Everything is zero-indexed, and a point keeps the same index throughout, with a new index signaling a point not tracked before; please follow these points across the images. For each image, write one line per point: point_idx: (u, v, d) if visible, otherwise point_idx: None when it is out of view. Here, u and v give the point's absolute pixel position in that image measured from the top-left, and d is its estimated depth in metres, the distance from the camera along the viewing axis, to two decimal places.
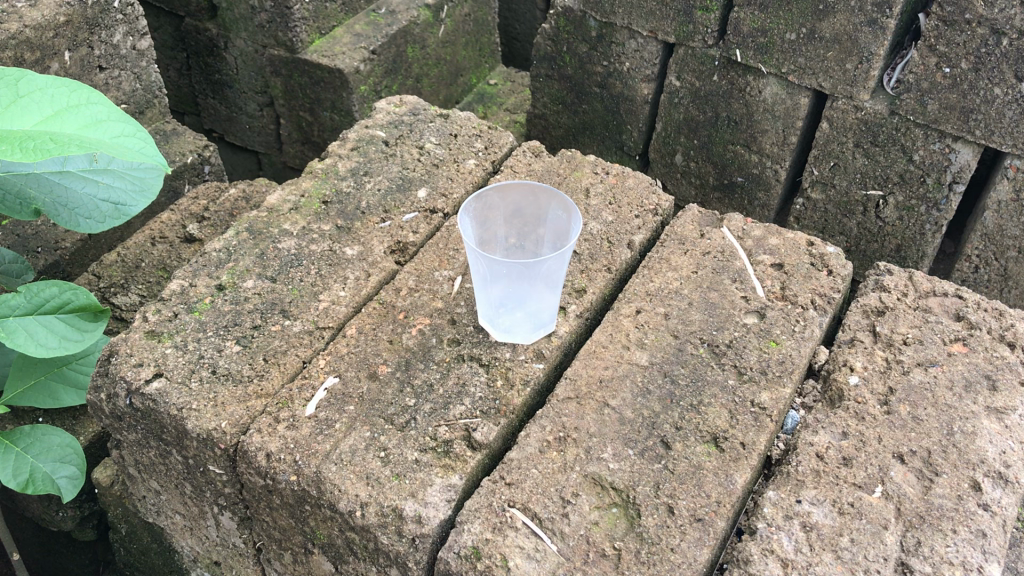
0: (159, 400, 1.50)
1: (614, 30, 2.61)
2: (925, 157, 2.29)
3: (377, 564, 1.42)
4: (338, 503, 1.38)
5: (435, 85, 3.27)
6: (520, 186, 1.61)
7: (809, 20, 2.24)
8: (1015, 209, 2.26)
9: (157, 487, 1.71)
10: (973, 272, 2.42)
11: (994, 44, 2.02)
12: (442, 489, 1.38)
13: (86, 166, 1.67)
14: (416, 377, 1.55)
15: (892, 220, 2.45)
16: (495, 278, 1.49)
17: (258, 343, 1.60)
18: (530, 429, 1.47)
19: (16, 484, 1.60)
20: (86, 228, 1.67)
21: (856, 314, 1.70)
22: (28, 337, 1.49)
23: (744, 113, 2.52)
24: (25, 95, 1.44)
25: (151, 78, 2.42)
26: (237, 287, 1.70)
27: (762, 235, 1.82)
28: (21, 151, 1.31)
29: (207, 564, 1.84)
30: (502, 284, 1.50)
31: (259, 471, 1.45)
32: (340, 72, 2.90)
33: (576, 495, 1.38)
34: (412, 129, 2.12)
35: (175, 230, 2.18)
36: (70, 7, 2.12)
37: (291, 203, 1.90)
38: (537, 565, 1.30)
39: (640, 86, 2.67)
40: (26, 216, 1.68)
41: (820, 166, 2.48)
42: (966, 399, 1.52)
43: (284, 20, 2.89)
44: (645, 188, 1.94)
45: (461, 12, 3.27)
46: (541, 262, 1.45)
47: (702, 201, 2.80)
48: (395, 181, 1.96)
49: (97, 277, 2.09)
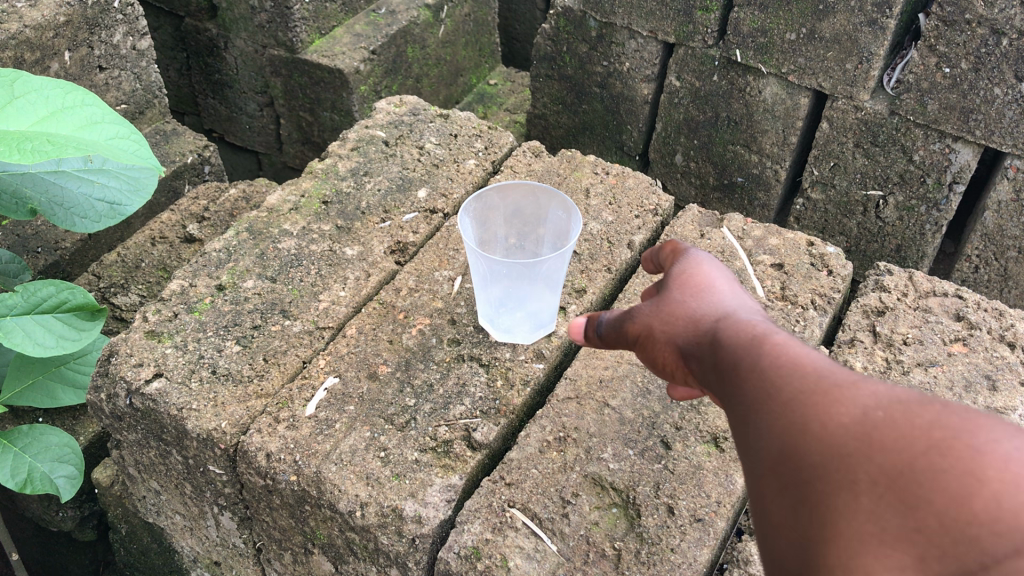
0: (159, 400, 1.50)
1: (614, 30, 2.62)
2: (925, 157, 2.29)
3: (377, 564, 1.42)
4: (338, 502, 1.38)
5: (434, 85, 3.28)
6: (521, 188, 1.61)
7: (809, 20, 2.24)
8: (1015, 209, 2.26)
9: (157, 487, 1.71)
10: (973, 272, 2.42)
11: (994, 44, 2.02)
12: (442, 489, 1.38)
13: (81, 166, 1.67)
14: (416, 377, 1.55)
15: (892, 220, 2.45)
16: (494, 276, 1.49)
17: (258, 343, 1.60)
18: (530, 429, 1.47)
19: (15, 483, 1.60)
20: (80, 228, 1.67)
21: (856, 314, 1.70)
22: (25, 336, 1.49)
23: (744, 113, 2.53)
24: (20, 95, 1.42)
25: (151, 78, 2.42)
26: (237, 287, 1.70)
27: (762, 235, 1.82)
28: (20, 152, 1.30)
29: (207, 564, 1.85)
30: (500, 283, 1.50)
31: (259, 472, 1.45)
32: (340, 72, 2.89)
33: (576, 495, 1.38)
34: (412, 130, 2.13)
35: (175, 230, 2.18)
36: (70, 7, 2.12)
37: (291, 203, 1.90)
38: (537, 565, 1.29)
39: (640, 86, 2.68)
40: (22, 216, 1.67)
41: (820, 166, 2.48)
42: (966, 399, 1.52)
43: (284, 19, 2.88)
44: (645, 188, 1.94)
45: (461, 12, 3.27)
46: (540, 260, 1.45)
47: (702, 202, 2.81)
48: (395, 181, 1.97)
49: (96, 277, 2.09)
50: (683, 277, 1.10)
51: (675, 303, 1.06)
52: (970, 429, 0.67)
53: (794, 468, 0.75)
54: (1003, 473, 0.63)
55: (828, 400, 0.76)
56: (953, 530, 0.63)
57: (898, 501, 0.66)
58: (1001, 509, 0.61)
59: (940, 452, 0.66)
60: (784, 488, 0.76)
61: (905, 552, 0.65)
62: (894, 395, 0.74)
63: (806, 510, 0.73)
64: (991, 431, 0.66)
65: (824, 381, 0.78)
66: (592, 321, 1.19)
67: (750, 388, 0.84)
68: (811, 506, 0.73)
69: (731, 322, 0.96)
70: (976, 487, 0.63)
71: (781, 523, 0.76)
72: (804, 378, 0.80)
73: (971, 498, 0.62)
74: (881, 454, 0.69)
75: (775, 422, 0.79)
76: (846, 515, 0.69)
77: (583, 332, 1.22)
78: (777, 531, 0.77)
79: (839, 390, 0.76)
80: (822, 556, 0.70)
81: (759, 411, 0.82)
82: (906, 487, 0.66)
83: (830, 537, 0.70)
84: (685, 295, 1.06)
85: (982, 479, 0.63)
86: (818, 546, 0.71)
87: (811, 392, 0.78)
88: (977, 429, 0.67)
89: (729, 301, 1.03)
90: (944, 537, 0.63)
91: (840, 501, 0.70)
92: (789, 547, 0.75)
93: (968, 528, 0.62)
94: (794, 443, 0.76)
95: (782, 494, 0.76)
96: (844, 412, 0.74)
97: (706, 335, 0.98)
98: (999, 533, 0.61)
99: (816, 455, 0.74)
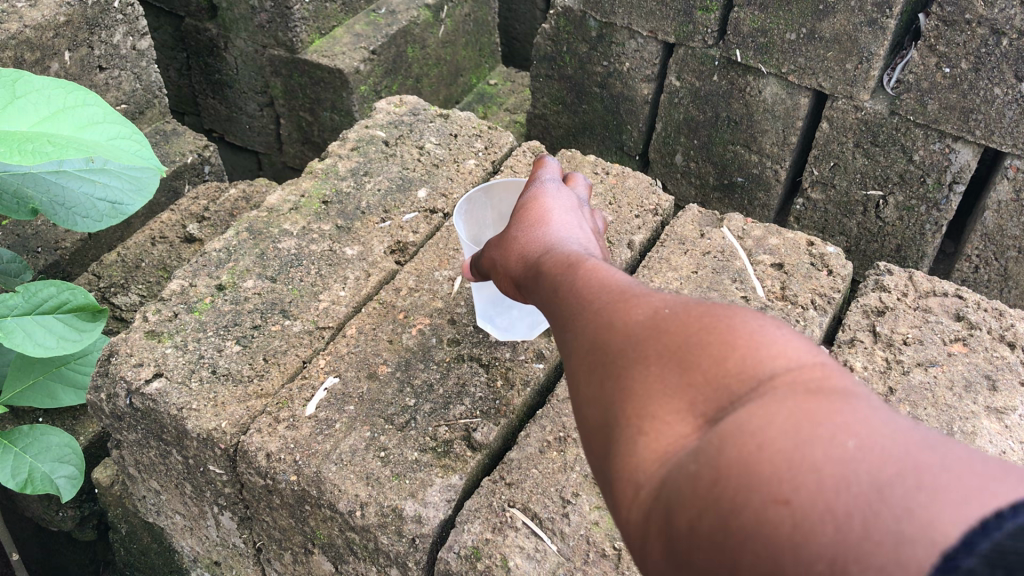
0: (159, 400, 1.50)
1: (614, 30, 2.61)
2: (925, 157, 2.29)
3: (377, 564, 1.42)
4: (338, 503, 1.38)
5: (434, 85, 3.28)
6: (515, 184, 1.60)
7: (808, 20, 2.24)
8: (1015, 209, 2.26)
9: (157, 487, 1.71)
10: (973, 272, 2.42)
11: (994, 44, 2.02)
12: (442, 489, 1.38)
13: (82, 166, 1.66)
14: (416, 377, 1.55)
15: (892, 220, 2.45)
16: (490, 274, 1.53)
17: (258, 343, 1.60)
18: (530, 429, 1.47)
19: (15, 483, 1.60)
20: (82, 227, 1.66)
21: (856, 314, 1.69)
22: (26, 337, 1.49)
23: (744, 113, 2.53)
24: (22, 96, 1.42)
25: (151, 78, 2.43)
26: (237, 287, 1.70)
27: (762, 235, 1.82)
28: (20, 153, 1.30)
29: (207, 564, 1.84)
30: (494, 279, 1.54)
31: (259, 472, 1.45)
32: (340, 72, 2.89)
33: (576, 495, 1.38)
34: (412, 129, 2.13)
35: (175, 230, 2.18)
36: (70, 7, 2.12)
37: (291, 203, 1.90)
38: (537, 565, 1.29)
39: (640, 86, 2.68)
40: (23, 216, 1.67)
41: (820, 166, 2.48)
42: (966, 399, 1.52)
43: (284, 20, 2.88)
44: (644, 188, 1.94)
45: (461, 11, 3.27)
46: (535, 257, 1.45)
47: (702, 202, 2.81)
48: (395, 181, 1.97)
49: (97, 277, 2.09)
50: (535, 217, 1.24)
51: (525, 239, 1.19)
52: (737, 312, 0.74)
53: (598, 353, 0.81)
54: (751, 336, 0.70)
55: (629, 305, 0.83)
56: (712, 380, 0.68)
57: (674, 365, 0.72)
58: (750, 360, 0.67)
59: (708, 327, 0.73)
60: (586, 373, 0.81)
61: (678, 401, 0.69)
62: (682, 298, 0.81)
63: (602, 384, 0.78)
64: (752, 314, 0.74)
65: (629, 292, 0.86)
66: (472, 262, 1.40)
67: (572, 300, 0.92)
68: (606, 381, 0.78)
69: (570, 256, 1.05)
70: (733, 349, 0.69)
71: (585, 403, 0.80)
72: (613, 291, 0.88)
73: (727, 355, 0.69)
74: (664, 335, 0.75)
75: (590, 325, 0.85)
76: (634, 382, 0.74)
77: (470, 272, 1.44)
78: (585, 413, 0.80)
79: (637, 296, 0.84)
80: (615, 422, 0.74)
81: (575, 317, 0.89)
82: (680, 353, 0.72)
83: (622, 400, 0.74)
84: (534, 233, 1.20)
85: (740, 342, 0.69)
86: (610, 413, 0.75)
87: (616, 299, 0.86)
88: (742, 313, 0.74)
89: (566, 238, 1.16)
90: (705, 387, 0.68)
91: (633, 373, 0.75)
92: (591, 423, 0.78)
93: (722, 377, 0.67)
94: (599, 335, 0.82)
95: (587, 377, 0.81)
96: (640, 310, 0.81)
97: (540, 264, 1.08)
98: (746, 379, 0.66)
99: (615, 343, 0.79)
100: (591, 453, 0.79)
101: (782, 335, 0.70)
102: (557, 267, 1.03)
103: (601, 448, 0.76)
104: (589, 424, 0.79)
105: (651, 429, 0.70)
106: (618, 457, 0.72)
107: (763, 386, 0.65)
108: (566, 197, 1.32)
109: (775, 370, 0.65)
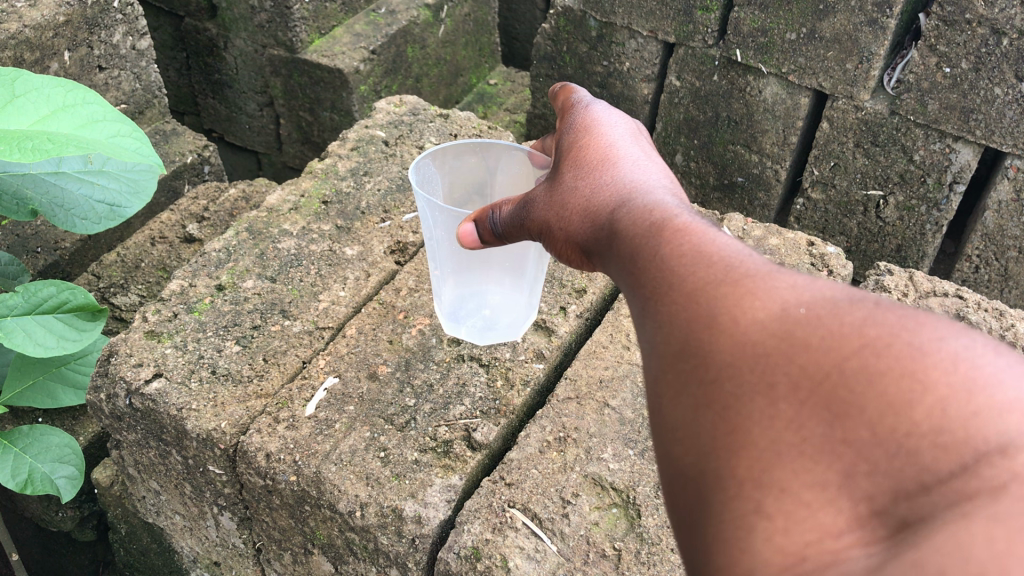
0: (159, 400, 1.49)
1: (614, 30, 2.62)
2: (925, 157, 2.30)
3: (378, 564, 1.42)
4: (338, 503, 1.37)
5: (434, 85, 3.28)
6: (484, 161, 1.53)
7: (809, 20, 2.24)
8: (1015, 209, 2.26)
9: (157, 488, 1.71)
10: (973, 272, 2.42)
11: (994, 45, 2.01)
12: (442, 489, 1.38)
13: (81, 167, 1.67)
14: (416, 377, 1.54)
15: (892, 220, 2.45)
16: (458, 268, 1.44)
17: (258, 343, 1.60)
18: (530, 429, 1.47)
19: (15, 484, 1.60)
20: (81, 229, 1.65)
21: None
22: (26, 337, 1.49)
23: (744, 113, 2.52)
24: (22, 95, 1.42)
25: (151, 78, 2.43)
26: (237, 287, 1.70)
27: (762, 235, 1.82)
28: (20, 151, 1.30)
29: (207, 565, 1.84)
30: (460, 274, 1.45)
31: (259, 472, 1.44)
32: (340, 72, 2.89)
33: (576, 495, 1.37)
34: (412, 129, 2.13)
35: (175, 230, 2.18)
36: (70, 7, 2.12)
37: (291, 203, 1.90)
38: (537, 565, 1.28)
39: (640, 86, 2.68)
40: (23, 216, 1.65)
41: (820, 166, 2.48)
42: None
43: (284, 19, 2.87)
44: None
45: (461, 12, 3.28)
46: (523, 254, 1.39)
47: (702, 201, 2.80)
48: (395, 182, 1.98)
49: (96, 277, 2.09)
50: (592, 162, 1.08)
51: (583, 197, 1.03)
52: (917, 326, 0.60)
53: (698, 369, 0.67)
54: (948, 372, 0.56)
55: (741, 295, 0.68)
56: (886, 440, 0.55)
57: (823, 408, 0.58)
58: (955, 417, 0.54)
59: (876, 351, 0.58)
60: (680, 382, 0.68)
61: (828, 466, 0.57)
62: (819, 293, 0.66)
63: (707, 408, 0.64)
64: (935, 328, 0.60)
65: (739, 273, 0.71)
66: (482, 220, 1.19)
67: (657, 278, 0.77)
68: (710, 408, 0.64)
69: (637, 220, 0.90)
70: (921, 392, 0.55)
71: (674, 420, 0.67)
72: (712, 268, 0.73)
73: (913, 403, 0.55)
74: (805, 355, 0.61)
75: (688, 311, 0.71)
76: (755, 421, 0.61)
77: (475, 238, 1.22)
78: (668, 437, 0.68)
79: (752, 282, 0.69)
80: (718, 468, 0.62)
81: (663, 300, 0.75)
82: (833, 391, 0.58)
83: (735, 445, 0.61)
84: (590, 187, 1.04)
85: (934, 384, 0.56)
86: (716, 458, 0.62)
87: (722, 284, 0.70)
88: (922, 328, 0.60)
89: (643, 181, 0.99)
90: (875, 449, 0.56)
91: (753, 407, 0.61)
92: (683, 457, 0.65)
93: (907, 438, 0.55)
94: (701, 340, 0.68)
95: (680, 394, 0.67)
96: (760, 308, 0.66)
97: (609, 231, 0.94)
98: (951, 447, 0.53)
99: (727, 357, 0.65)
100: (669, 488, 0.67)
101: (988, 369, 0.56)
102: (628, 236, 0.89)
103: (692, 497, 0.64)
104: (676, 457, 0.66)
105: (782, 507, 0.57)
106: (727, 524, 0.59)
107: (983, 466, 0.52)
108: (624, 129, 1.15)
109: (998, 440, 0.53)
